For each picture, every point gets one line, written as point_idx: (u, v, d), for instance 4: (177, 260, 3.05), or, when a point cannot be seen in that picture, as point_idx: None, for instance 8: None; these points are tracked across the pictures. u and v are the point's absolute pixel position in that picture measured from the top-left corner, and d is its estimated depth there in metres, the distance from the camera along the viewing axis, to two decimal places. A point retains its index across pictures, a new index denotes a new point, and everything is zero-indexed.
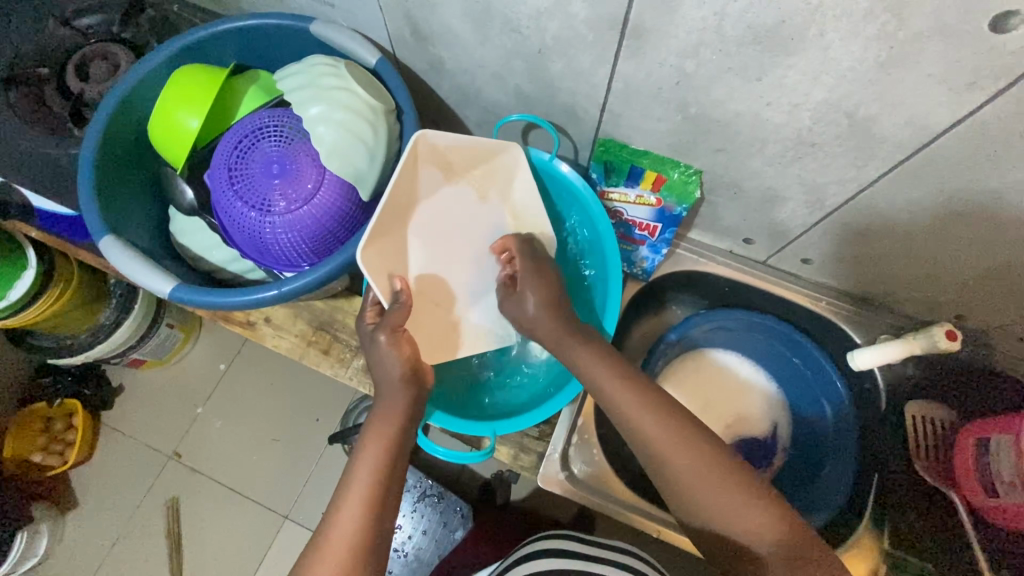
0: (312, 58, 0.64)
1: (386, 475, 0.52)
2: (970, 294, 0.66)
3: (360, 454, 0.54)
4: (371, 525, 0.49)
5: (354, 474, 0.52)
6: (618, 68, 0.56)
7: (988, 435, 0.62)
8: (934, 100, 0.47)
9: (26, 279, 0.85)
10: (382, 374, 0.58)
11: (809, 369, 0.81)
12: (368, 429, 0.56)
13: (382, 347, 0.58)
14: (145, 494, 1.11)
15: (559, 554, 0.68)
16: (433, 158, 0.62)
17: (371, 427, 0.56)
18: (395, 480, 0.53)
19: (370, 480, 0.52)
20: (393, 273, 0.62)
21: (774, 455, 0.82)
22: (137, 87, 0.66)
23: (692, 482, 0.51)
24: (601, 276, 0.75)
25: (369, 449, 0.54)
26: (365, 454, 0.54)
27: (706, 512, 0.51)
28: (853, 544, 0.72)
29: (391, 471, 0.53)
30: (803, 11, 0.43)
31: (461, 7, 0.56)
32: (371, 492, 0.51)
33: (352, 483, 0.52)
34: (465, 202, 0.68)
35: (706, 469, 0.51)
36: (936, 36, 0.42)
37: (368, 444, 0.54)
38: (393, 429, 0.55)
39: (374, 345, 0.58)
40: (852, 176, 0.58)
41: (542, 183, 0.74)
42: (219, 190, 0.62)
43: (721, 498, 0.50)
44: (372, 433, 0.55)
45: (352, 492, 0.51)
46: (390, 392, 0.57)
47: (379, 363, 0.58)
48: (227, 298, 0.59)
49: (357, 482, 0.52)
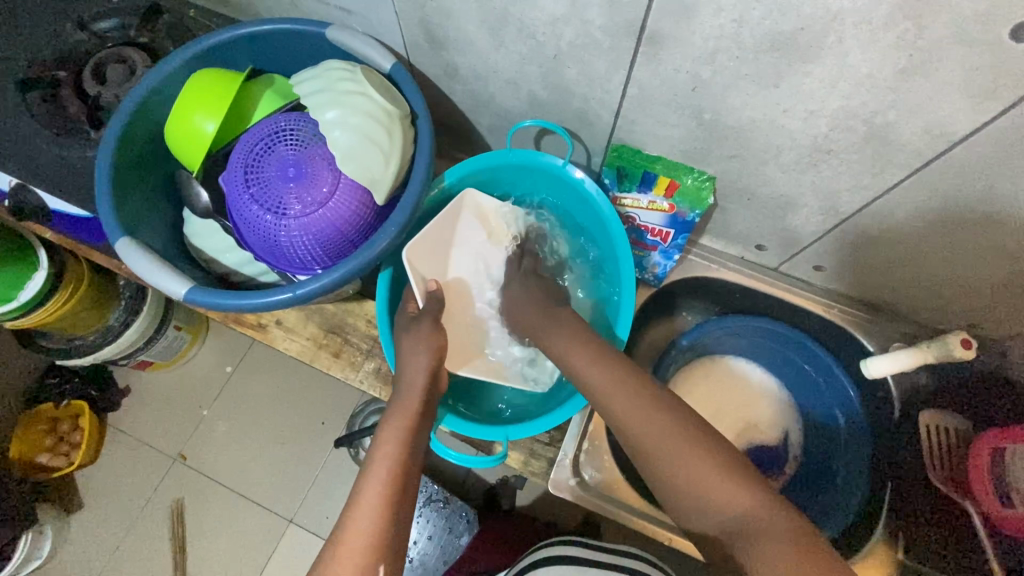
0: (328, 63, 0.65)
1: (405, 465, 0.54)
2: (986, 303, 0.66)
3: (380, 442, 0.56)
4: (387, 525, 0.49)
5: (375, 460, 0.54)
6: (634, 75, 0.56)
7: (1005, 446, 0.64)
8: (952, 108, 0.47)
9: (36, 282, 0.85)
10: (407, 366, 0.63)
11: (820, 376, 0.80)
12: (388, 417, 0.59)
13: (418, 336, 0.64)
14: (151, 496, 1.11)
15: (568, 562, 0.67)
16: (479, 215, 0.74)
17: (393, 415, 0.59)
18: (411, 476, 0.54)
19: (387, 470, 0.53)
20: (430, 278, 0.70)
21: (785, 462, 0.81)
22: (153, 89, 0.67)
23: (711, 485, 0.51)
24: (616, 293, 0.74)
25: (390, 436, 0.56)
26: (385, 440, 0.56)
27: (726, 518, 0.50)
28: (867, 554, 0.71)
29: (407, 464, 0.54)
30: (822, 19, 0.43)
31: (477, 12, 0.56)
32: (391, 484, 0.52)
33: (373, 469, 0.53)
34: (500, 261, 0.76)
35: (727, 475, 0.51)
36: (955, 44, 0.42)
37: (387, 431, 0.57)
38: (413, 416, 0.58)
39: (410, 336, 0.64)
40: (868, 184, 0.58)
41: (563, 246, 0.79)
42: (235, 192, 0.62)
43: (743, 501, 0.50)
44: (394, 417, 0.58)
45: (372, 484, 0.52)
46: (412, 381, 0.61)
47: (406, 356, 0.63)
48: (242, 300, 0.59)
49: (379, 469, 0.53)
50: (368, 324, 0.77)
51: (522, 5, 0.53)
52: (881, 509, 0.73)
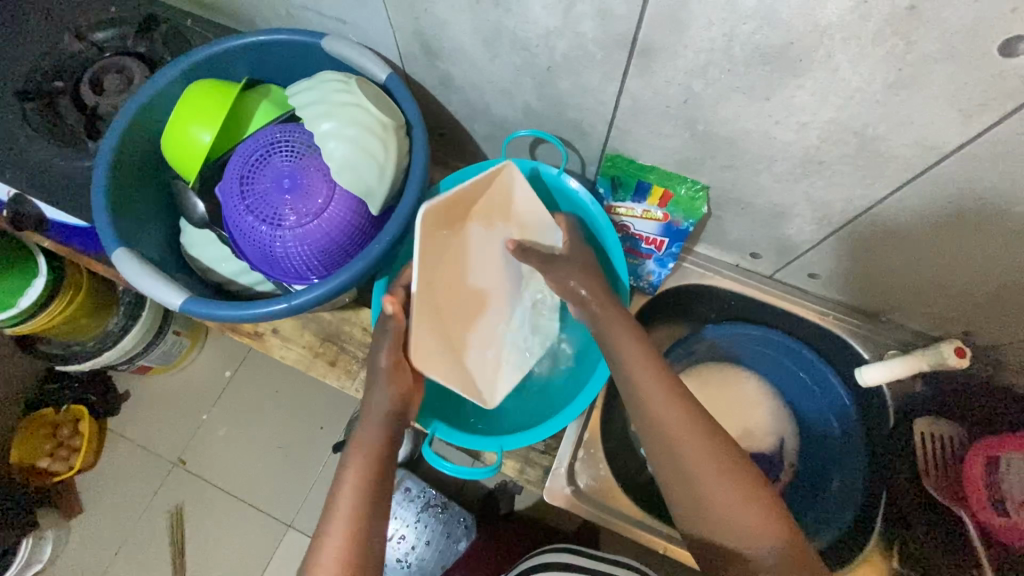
0: (324, 74, 0.65)
1: (367, 510, 0.52)
2: (980, 311, 0.66)
3: (340, 486, 0.54)
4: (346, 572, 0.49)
5: (335, 509, 0.53)
6: (627, 86, 0.56)
7: (998, 454, 0.63)
8: (944, 120, 0.47)
9: (36, 288, 0.86)
10: (368, 397, 0.59)
11: (817, 384, 0.81)
12: (347, 455, 0.56)
13: (377, 370, 0.59)
14: (150, 501, 1.12)
15: (561, 568, 0.68)
16: (443, 216, 0.59)
17: (351, 455, 0.56)
18: (377, 508, 0.53)
19: (349, 516, 0.52)
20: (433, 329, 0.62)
21: (780, 471, 0.80)
22: (150, 100, 0.67)
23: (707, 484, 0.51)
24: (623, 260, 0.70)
25: (348, 479, 0.54)
26: (345, 484, 0.54)
27: (721, 524, 0.50)
28: (859, 562, 0.71)
29: (373, 503, 0.53)
30: (811, 33, 0.44)
31: (471, 25, 0.57)
32: (355, 528, 0.51)
33: (333, 523, 0.52)
34: (478, 240, 0.65)
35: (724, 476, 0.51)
36: (943, 59, 0.42)
37: (346, 474, 0.54)
38: (372, 456, 0.55)
39: (371, 363, 0.59)
40: (861, 194, 0.58)
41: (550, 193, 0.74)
42: (230, 204, 0.62)
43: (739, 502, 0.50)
44: (353, 457, 0.55)
45: (336, 528, 0.51)
46: (372, 416, 0.57)
47: (369, 386, 0.59)
48: (234, 312, 0.60)
49: (337, 516, 0.52)
50: (364, 333, 0.77)
51: (515, 17, 0.53)
52: (876, 517, 0.73)
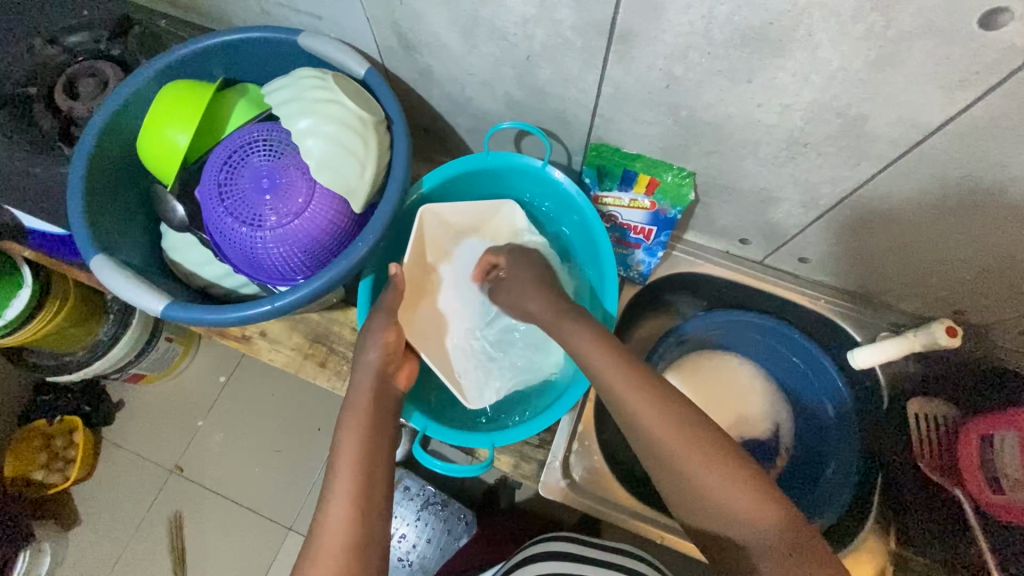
0: (299, 71, 0.64)
1: (367, 489, 0.51)
2: (970, 290, 0.66)
3: (341, 455, 0.53)
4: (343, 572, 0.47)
5: (332, 494, 0.51)
6: (607, 73, 0.56)
7: (992, 432, 0.63)
8: (926, 98, 0.47)
9: (21, 300, 0.85)
10: (358, 366, 0.60)
11: (809, 368, 0.80)
12: (343, 423, 0.56)
13: (371, 330, 0.61)
14: (146, 511, 1.11)
15: (556, 556, 0.67)
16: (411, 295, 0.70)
17: (347, 431, 0.55)
18: (375, 506, 0.51)
19: (348, 494, 0.50)
20: (455, 369, 0.71)
21: (777, 455, 0.81)
22: (124, 104, 0.66)
23: (678, 466, 0.50)
24: (591, 256, 0.74)
25: (346, 457, 0.53)
26: (345, 454, 0.53)
27: (702, 507, 0.50)
28: (858, 547, 0.71)
29: (369, 490, 0.51)
30: (789, 12, 0.43)
31: (447, 15, 0.56)
32: (354, 507, 0.50)
33: (332, 511, 0.50)
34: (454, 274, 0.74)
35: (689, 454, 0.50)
36: (923, 35, 0.42)
37: (343, 458, 0.53)
38: (367, 425, 0.55)
39: (367, 324, 0.62)
40: (847, 175, 0.58)
41: (532, 181, 0.74)
42: (209, 206, 0.61)
43: (719, 477, 0.49)
44: (348, 431, 0.55)
45: (331, 517, 0.49)
46: (360, 394, 0.58)
47: (357, 352, 0.61)
48: (222, 314, 0.59)
49: (338, 503, 0.50)
50: (354, 332, 0.76)
51: (491, 6, 0.52)
52: (869, 506, 0.74)
